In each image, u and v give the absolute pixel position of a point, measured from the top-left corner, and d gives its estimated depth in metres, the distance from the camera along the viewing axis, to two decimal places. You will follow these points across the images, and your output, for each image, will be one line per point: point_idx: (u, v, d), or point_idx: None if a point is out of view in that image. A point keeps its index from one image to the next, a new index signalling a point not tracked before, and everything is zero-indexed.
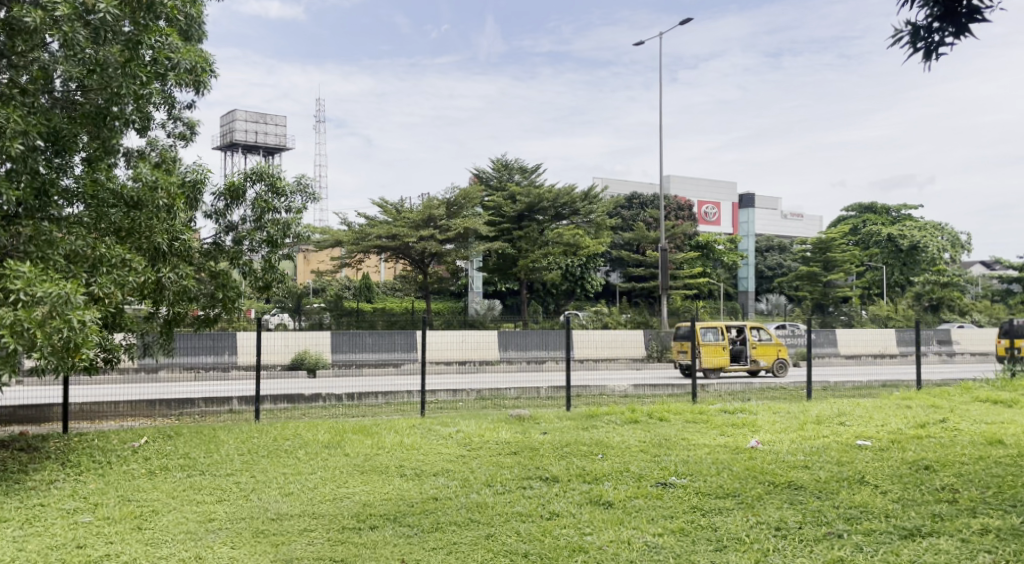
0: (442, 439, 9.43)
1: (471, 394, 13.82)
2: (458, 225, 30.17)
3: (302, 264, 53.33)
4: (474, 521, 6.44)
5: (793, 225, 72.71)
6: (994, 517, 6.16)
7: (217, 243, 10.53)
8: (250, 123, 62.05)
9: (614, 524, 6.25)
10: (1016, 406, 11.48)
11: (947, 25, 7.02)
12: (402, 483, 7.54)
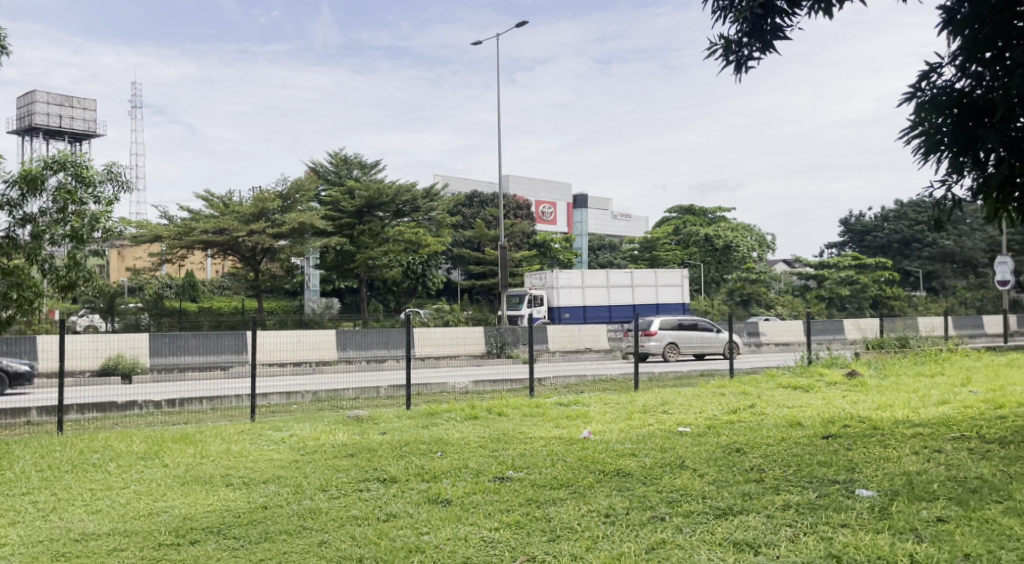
0: (273, 444, 9.27)
1: (306, 396, 13.58)
2: (292, 219, 29.54)
3: (116, 260, 50.75)
4: (306, 528, 6.38)
5: (621, 225, 75.50)
6: (794, 494, 6.68)
7: (10, 237, 9.87)
8: (54, 106, 58.24)
9: (452, 521, 6.35)
10: (815, 391, 12.39)
11: (754, 41, 7.48)
12: (229, 492, 7.35)
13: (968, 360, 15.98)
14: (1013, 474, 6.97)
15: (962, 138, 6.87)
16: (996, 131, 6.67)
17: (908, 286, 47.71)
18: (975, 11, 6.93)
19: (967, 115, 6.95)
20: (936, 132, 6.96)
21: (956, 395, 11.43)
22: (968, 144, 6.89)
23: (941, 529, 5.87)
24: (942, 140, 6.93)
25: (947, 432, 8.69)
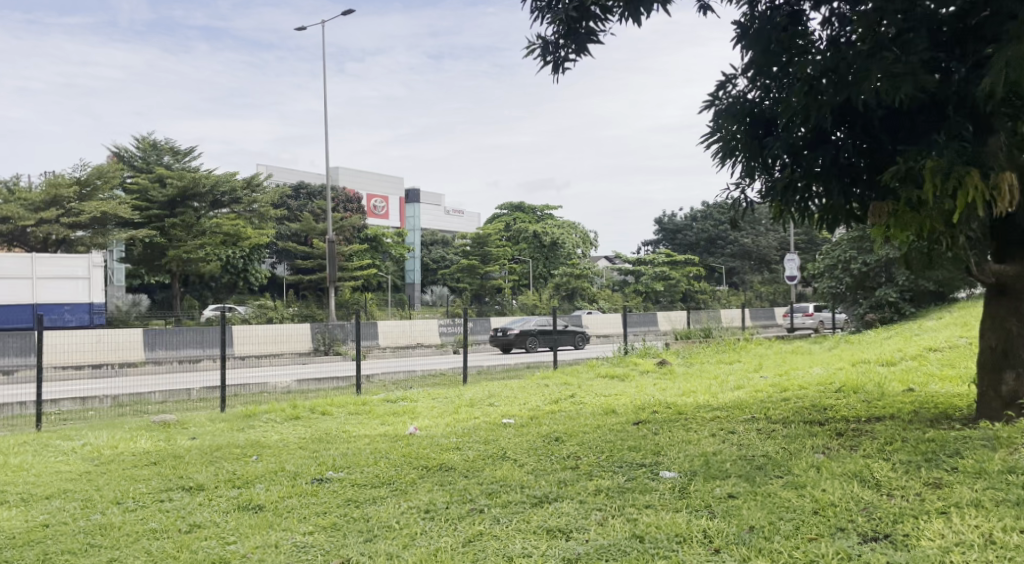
0: (63, 455, 8.73)
1: (104, 401, 12.84)
2: (92, 208, 27.91)
3: None
4: (95, 547, 6.03)
5: (454, 220, 75.85)
6: (605, 478, 6.98)
7: None
8: None
9: (263, 528, 6.19)
10: (630, 380, 12.91)
11: (569, 43, 7.68)
12: (5, 512, 6.84)
13: (762, 348, 17.08)
14: (793, 450, 7.54)
15: (752, 146, 7.61)
16: (779, 139, 7.34)
17: (713, 282, 50.32)
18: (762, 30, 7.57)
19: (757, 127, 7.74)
20: (730, 139, 7.70)
21: (751, 381, 12.19)
22: (757, 150, 7.64)
23: (731, 505, 6.29)
24: (736, 147, 7.67)
25: (741, 415, 9.28)
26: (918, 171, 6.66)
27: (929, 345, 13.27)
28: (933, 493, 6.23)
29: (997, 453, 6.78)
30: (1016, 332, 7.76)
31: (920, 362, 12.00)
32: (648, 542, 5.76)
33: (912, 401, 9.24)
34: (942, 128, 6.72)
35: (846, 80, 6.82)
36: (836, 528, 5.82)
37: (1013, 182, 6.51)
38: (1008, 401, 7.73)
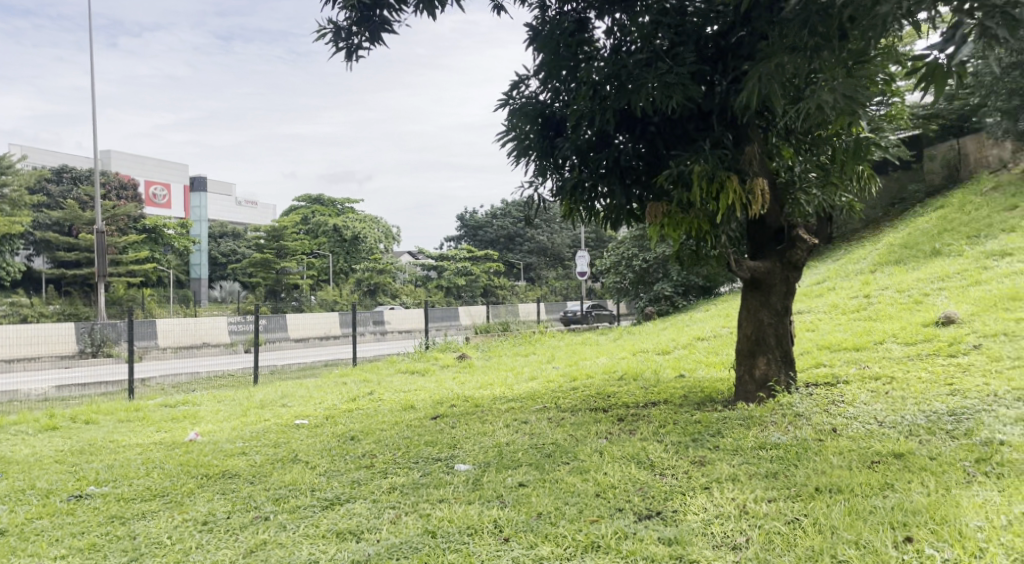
0: None
1: None
2: None
3: None
4: None
5: (245, 212, 73.17)
6: (400, 475, 6.91)
7: None
8: None
9: (6, 556, 5.60)
10: (429, 375, 12.83)
11: (363, 30, 7.49)
12: None
13: (554, 341, 17.49)
14: (579, 437, 7.77)
15: (543, 147, 8.01)
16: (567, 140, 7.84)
17: (512, 277, 51.06)
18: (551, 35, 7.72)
19: (547, 126, 8.08)
20: (523, 139, 8.02)
21: (543, 371, 12.47)
22: (549, 150, 8.04)
23: (521, 494, 6.47)
24: (529, 146, 8.02)
25: (534, 405, 9.43)
26: (687, 174, 7.45)
27: (699, 334, 14.06)
28: (697, 470, 6.78)
29: (751, 431, 7.49)
30: (767, 321, 8.30)
31: (691, 350, 12.68)
32: (440, 537, 5.81)
33: (682, 386, 9.73)
34: (708, 138, 7.53)
35: (627, 86, 7.22)
36: (616, 508, 6.19)
37: (764, 187, 7.34)
38: (760, 383, 8.32)
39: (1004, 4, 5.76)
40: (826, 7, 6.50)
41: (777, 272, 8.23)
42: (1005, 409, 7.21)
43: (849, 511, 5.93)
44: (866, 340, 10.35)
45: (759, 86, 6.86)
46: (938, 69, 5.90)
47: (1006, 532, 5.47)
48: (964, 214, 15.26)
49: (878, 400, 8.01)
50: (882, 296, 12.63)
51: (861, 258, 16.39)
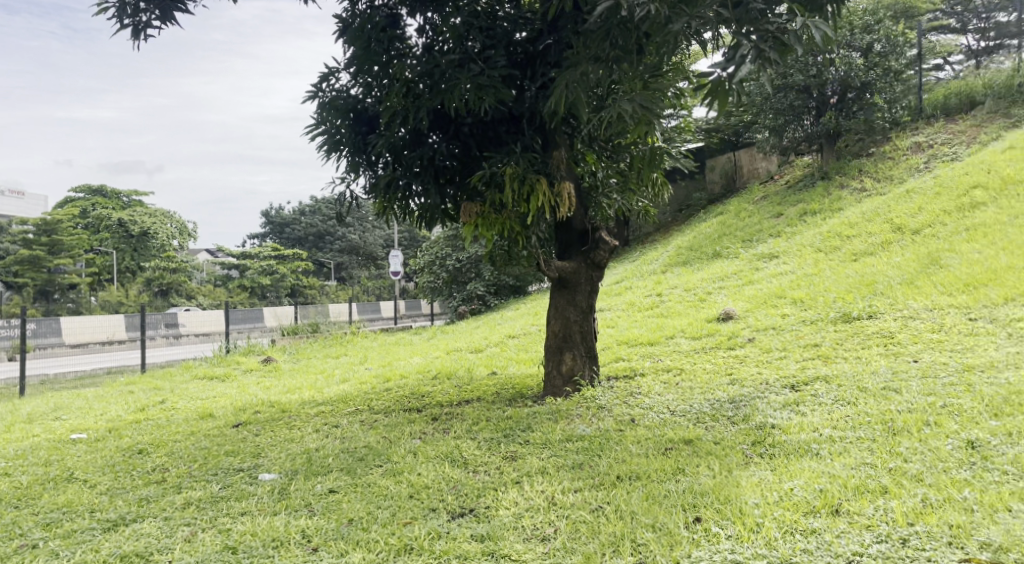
0: None
1: None
2: None
3: None
4: None
5: (13, 204, 67.48)
6: (196, 490, 6.38)
7: None
8: None
9: None
10: (228, 381, 12.10)
11: (152, 8, 6.88)
12: None
13: (366, 342, 17.04)
14: (392, 438, 7.49)
15: (356, 142, 7.71)
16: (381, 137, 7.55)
17: (321, 277, 49.60)
18: (360, 28, 7.28)
19: (360, 121, 7.76)
20: (334, 133, 7.71)
21: (354, 373, 12.05)
22: (361, 147, 7.76)
23: (331, 501, 6.15)
24: (340, 140, 7.71)
25: (344, 408, 9.03)
26: (499, 176, 7.39)
27: (509, 332, 14.06)
28: (509, 464, 6.69)
29: (559, 424, 7.48)
30: (574, 319, 8.36)
31: (502, 348, 12.63)
32: (241, 553, 5.52)
33: (494, 383, 9.64)
34: (519, 141, 7.53)
35: (439, 86, 7.06)
36: (429, 509, 6.02)
37: (570, 191, 7.52)
38: (567, 378, 8.34)
39: (774, 30, 6.14)
40: (625, 20, 6.45)
41: (582, 272, 8.31)
42: (775, 396, 7.56)
43: (647, 497, 6.04)
44: (659, 334, 10.66)
45: (566, 92, 6.80)
46: (720, 87, 6.12)
47: (778, 507, 5.74)
48: (740, 219, 16.17)
49: (670, 390, 8.22)
50: (671, 295, 13.11)
51: (654, 258, 17.00)
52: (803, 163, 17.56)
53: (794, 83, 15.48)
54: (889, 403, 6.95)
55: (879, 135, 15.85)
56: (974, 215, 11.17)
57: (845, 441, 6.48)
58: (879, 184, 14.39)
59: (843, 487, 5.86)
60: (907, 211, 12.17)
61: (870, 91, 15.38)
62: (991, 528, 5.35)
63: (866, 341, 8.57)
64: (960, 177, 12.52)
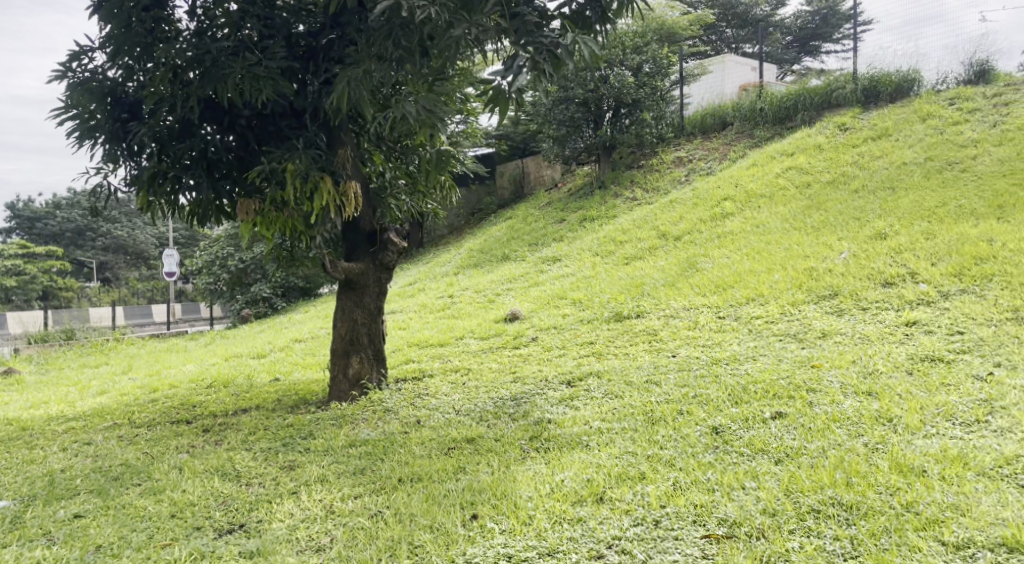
0: None
1: None
2: None
3: None
4: None
5: None
6: None
7: None
8: None
9: None
10: None
11: None
12: None
13: (130, 349, 15.80)
14: (155, 454, 6.97)
15: (114, 130, 7.08)
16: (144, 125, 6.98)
17: (80, 280, 45.74)
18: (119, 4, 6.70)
19: (119, 106, 7.15)
20: (88, 119, 7.06)
21: (115, 384, 11.09)
22: (120, 135, 7.14)
23: (77, 526, 5.83)
24: (96, 127, 7.07)
25: (101, 422, 8.30)
26: (279, 173, 7.03)
27: (294, 336, 13.50)
28: (286, 475, 6.44)
29: (342, 430, 7.23)
30: (360, 321, 8.11)
31: (286, 353, 12.11)
32: None
33: (277, 390, 9.14)
34: (301, 137, 7.19)
35: (212, 74, 6.68)
36: (192, 528, 5.77)
37: (357, 191, 7.37)
38: (354, 382, 8.09)
39: (548, 44, 6.20)
40: (408, 21, 6.31)
41: (370, 273, 8.10)
42: (553, 392, 7.68)
43: (427, 498, 5.98)
44: (449, 335, 10.44)
45: (348, 89, 6.58)
46: (501, 94, 6.08)
47: (550, 498, 5.84)
48: (527, 224, 16.42)
49: (457, 390, 8.13)
50: (462, 296, 12.84)
51: (446, 262, 16.59)
52: (583, 172, 18.17)
53: (574, 97, 16.14)
54: (649, 395, 7.25)
55: (648, 147, 16.80)
56: (724, 223, 12.00)
57: (611, 433, 6.69)
58: (649, 196, 15.13)
59: (607, 476, 6.04)
60: (670, 220, 12.89)
61: (640, 108, 16.19)
62: (727, 505, 5.64)
63: (633, 339, 8.88)
64: (715, 190, 13.39)
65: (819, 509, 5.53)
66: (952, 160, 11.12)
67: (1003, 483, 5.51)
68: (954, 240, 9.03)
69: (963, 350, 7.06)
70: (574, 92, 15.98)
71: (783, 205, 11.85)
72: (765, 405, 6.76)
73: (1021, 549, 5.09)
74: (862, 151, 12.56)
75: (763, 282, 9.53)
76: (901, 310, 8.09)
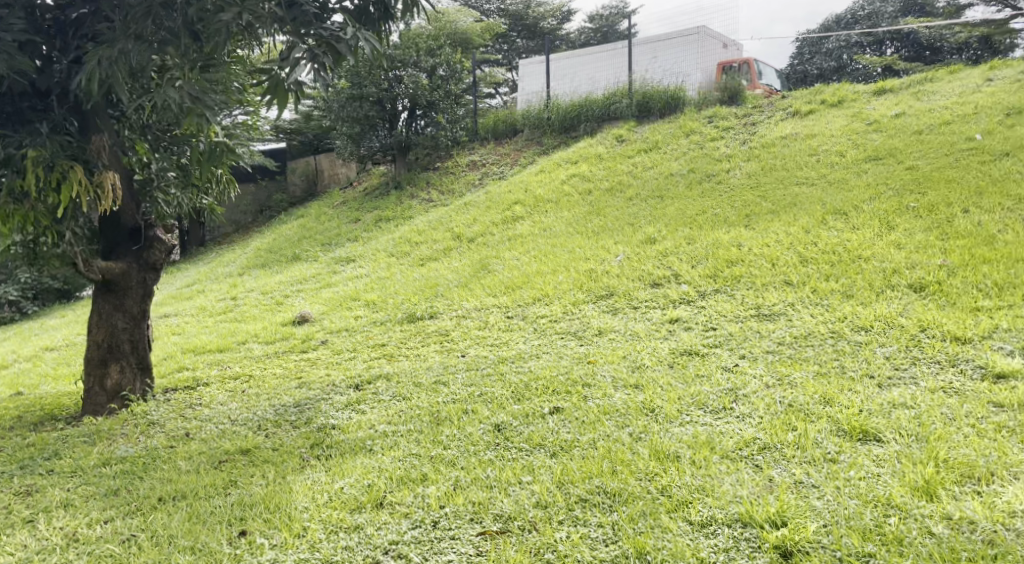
0: None
1: None
2: None
3: None
4: None
5: None
6: None
7: None
8: None
9: None
10: None
11: None
12: None
13: None
14: None
15: None
16: None
17: None
18: None
19: None
20: None
21: None
22: None
23: None
24: None
25: None
26: (19, 159, 6.54)
27: (45, 344, 12.44)
28: (21, 501, 6.11)
29: (95, 448, 6.83)
30: (121, 326, 7.68)
31: (36, 362, 11.14)
32: None
33: (17, 407, 8.36)
34: (45, 120, 6.77)
35: None
36: None
37: (115, 182, 6.87)
38: (112, 394, 7.64)
39: (328, 36, 6.13)
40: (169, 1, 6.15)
41: (133, 274, 7.66)
42: (338, 397, 7.56)
43: (189, 517, 5.82)
44: (229, 340, 9.91)
45: (100, 69, 6.24)
46: (279, 85, 5.91)
47: (326, 507, 5.82)
48: (319, 223, 16.01)
49: (234, 399, 7.81)
50: (247, 299, 12.24)
51: (229, 262, 15.75)
52: (378, 173, 18.05)
53: (368, 96, 15.75)
54: (437, 396, 7.30)
55: (443, 151, 16.87)
56: (514, 226, 12.31)
57: (396, 435, 6.69)
58: (443, 198, 15.22)
59: (388, 480, 6.06)
60: (463, 222, 13.05)
61: (435, 109, 16.28)
62: (503, 500, 5.80)
63: (425, 340, 8.88)
64: (508, 194, 13.68)
65: (586, 498, 5.80)
66: (710, 172, 11.98)
67: (742, 463, 5.98)
68: (709, 245, 9.76)
69: (715, 344, 7.63)
70: (369, 90, 15.63)
71: (567, 210, 12.31)
72: (545, 400, 7.00)
73: (751, 523, 5.51)
74: (636, 161, 13.31)
75: (549, 282, 9.84)
76: (666, 308, 8.62)
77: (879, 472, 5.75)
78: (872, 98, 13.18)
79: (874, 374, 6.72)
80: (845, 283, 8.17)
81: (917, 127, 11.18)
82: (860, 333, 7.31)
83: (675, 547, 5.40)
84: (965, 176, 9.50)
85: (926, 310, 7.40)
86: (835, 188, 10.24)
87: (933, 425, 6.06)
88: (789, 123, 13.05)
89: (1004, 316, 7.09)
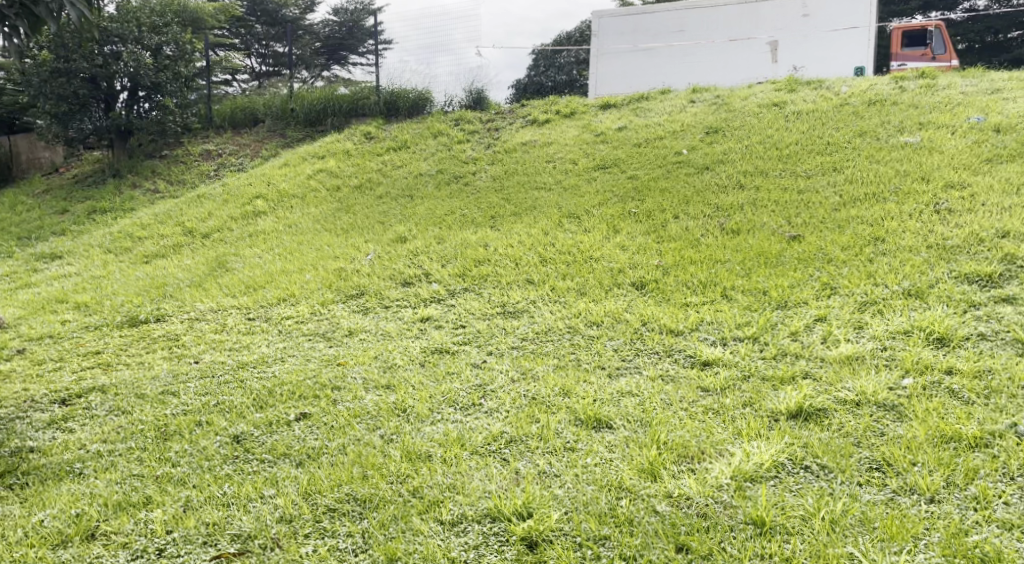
0: None
1: None
2: None
3: None
4: None
5: None
6: None
7: None
8: None
9: None
10: None
11: None
12: None
13: None
14: None
15: None
16: None
17: None
18: None
19: None
20: None
21: None
22: None
23: None
24: None
25: None
26: None
27: None
28: None
29: None
30: None
31: None
32: None
33: None
34: None
35: None
36: None
37: None
38: None
39: None
40: None
41: None
42: (39, 414, 6.91)
43: None
44: None
45: None
46: None
47: (21, 546, 5.61)
48: (15, 212, 14.45)
49: None
50: None
51: None
52: (89, 157, 16.62)
53: (77, 71, 14.25)
54: (165, 408, 6.83)
55: (172, 138, 15.93)
56: (257, 222, 11.83)
57: (113, 455, 6.29)
58: (172, 189, 14.36)
59: (102, 507, 5.83)
60: (197, 217, 12.34)
61: (161, 91, 15.15)
62: (242, 518, 5.68)
63: (150, 346, 8.28)
64: (246, 187, 13.16)
65: (335, 507, 5.74)
66: (457, 174, 12.15)
67: (490, 458, 6.09)
68: (457, 245, 9.87)
69: (463, 342, 7.72)
70: (78, 64, 14.15)
71: (315, 206, 12.01)
72: (290, 407, 6.75)
73: (500, 517, 5.65)
74: (385, 159, 13.26)
75: (295, 282, 9.53)
76: (417, 308, 8.60)
77: (612, 457, 6.05)
78: (600, 111, 13.94)
79: (604, 365, 7.08)
80: (579, 282, 8.55)
81: (637, 140, 11.96)
82: (591, 328, 7.66)
83: (424, 550, 5.47)
84: (675, 185, 10.27)
85: (647, 305, 7.89)
86: (569, 193, 10.72)
87: (654, 410, 6.45)
88: (527, 130, 13.53)
89: (707, 310, 7.64)
